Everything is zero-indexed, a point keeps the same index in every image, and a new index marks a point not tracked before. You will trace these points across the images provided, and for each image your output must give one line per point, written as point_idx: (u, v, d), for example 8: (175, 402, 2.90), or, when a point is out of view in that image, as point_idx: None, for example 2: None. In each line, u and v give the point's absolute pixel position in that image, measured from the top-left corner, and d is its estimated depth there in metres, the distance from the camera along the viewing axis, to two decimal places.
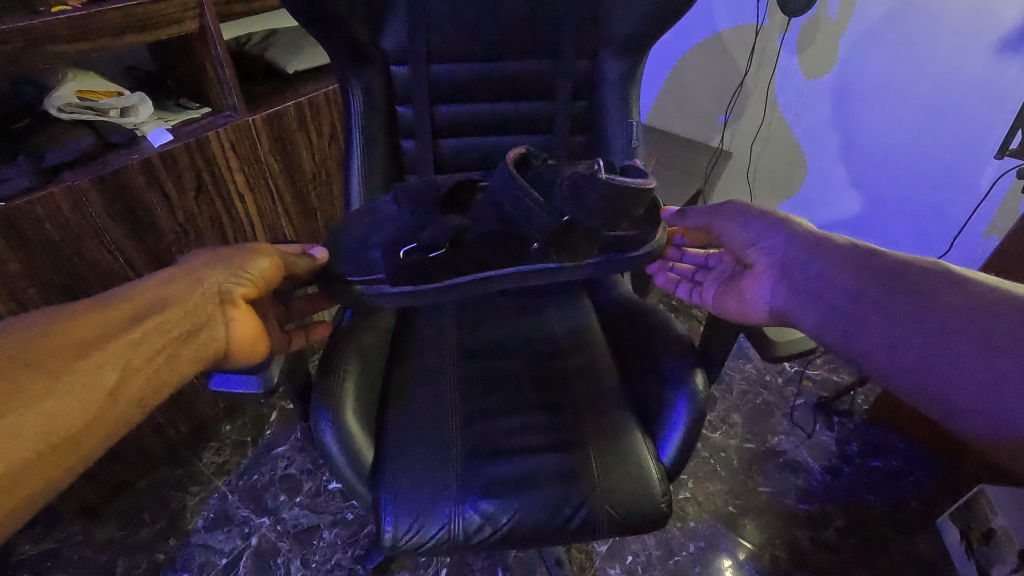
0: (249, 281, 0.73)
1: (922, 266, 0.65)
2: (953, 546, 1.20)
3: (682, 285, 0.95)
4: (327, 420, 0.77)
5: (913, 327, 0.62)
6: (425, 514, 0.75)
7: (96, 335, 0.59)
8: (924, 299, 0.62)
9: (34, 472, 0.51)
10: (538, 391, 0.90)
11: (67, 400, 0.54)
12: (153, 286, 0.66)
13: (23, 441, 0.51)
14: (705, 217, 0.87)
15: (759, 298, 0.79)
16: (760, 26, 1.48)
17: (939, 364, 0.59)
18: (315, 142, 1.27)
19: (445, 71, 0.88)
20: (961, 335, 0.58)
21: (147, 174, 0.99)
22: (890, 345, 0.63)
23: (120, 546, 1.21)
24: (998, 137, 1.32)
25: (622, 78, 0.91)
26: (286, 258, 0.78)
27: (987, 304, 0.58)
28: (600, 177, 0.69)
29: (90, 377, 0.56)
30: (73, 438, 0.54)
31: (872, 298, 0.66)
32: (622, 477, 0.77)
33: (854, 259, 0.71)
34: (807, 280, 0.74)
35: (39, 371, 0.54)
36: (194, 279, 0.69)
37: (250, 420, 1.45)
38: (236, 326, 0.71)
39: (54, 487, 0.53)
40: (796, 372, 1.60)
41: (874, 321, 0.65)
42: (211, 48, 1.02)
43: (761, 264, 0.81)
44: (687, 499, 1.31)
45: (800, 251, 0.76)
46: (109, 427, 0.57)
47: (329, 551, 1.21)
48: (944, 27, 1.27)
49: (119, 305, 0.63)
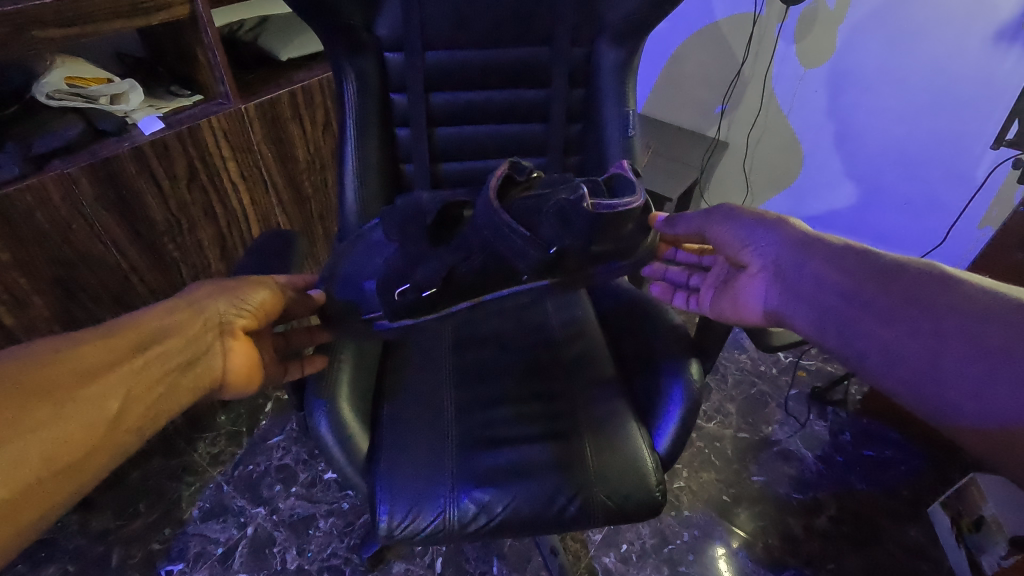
0: (250, 312, 0.72)
1: (917, 267, 0.62)
2: (944, 534, 1.22)
3: (678, 293, 0.94)
4: (322, 411, 0.76)
5: (909, 332, 0.58)
6: (420, 503, 0.75)
7: (98, 363, 0.56)
8: (921, 302, 0.59)
9: (34, 500, 0.49)
10: (533, 382, 0.90)
11: (69, 427, 0.52)
12: (156, 316, 0.64)
13: (25, 467, 0.48)
14: (697, 223, 0.84)
15: (755, 300, 0.77)
16: (757, 15, 1.47)
17: (936, 369, 0.56)
18: (309, 130, 1.26)
19: (440, 59, 0.87)
20: (959, 340, 0.55)
21: (138, 163, 0.98)
22: (885, 349, 0.60)
23: (115, 536, 1.20)
24: (994, 128, 1.32)
25: (619, 66, 0.90)
26: (283, 291, 0.76)
27: (985, 307, 0.55)
28: (585, 205, 0.69)
29: (93, 404, 0.54)
30: (74, 465, 0.52)
31: (866, 301, 0.63)
32: (616, 466, 0.77)
33: (849, 260, 0.67)
34: (800, 283, 0.70)
35: (43, 399, 0.52)
36: (195, 308, 0.68)
37: (245, 410, 1.45)
38: (234, 358, 0.70)
39: (52, 514, 0.50)
40: (791, 362, 1.61)
41: (868, 324, 0.62)
42: (202, 34, 1.00)
43: (753, 265, 0.77)
44: (681, 488, 1.32)
45: (792, 252, 0.73)
46: (110, 452, 0.55)
47: (325, 541, 1.21)
48: (942, 17, 1.26)
49: (124, 333, 0.60)
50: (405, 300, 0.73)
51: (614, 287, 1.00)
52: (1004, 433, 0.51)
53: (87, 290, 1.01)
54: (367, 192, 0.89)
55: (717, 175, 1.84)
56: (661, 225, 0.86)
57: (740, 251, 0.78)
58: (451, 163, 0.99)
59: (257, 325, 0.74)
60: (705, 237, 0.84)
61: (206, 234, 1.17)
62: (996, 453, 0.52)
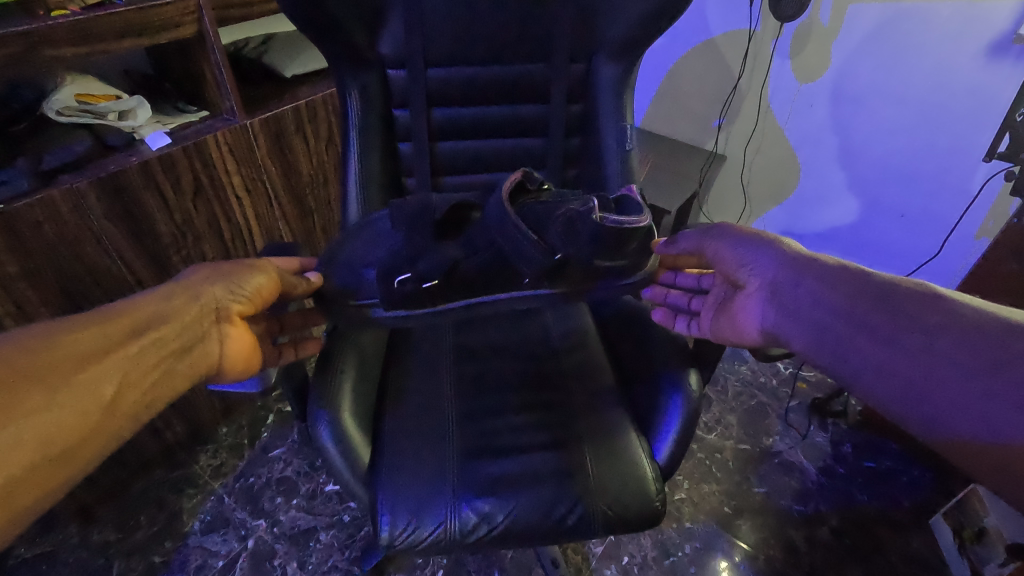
0: (246, 298, 0.73)
1: (910, 287, 0.62)
2: (947, 545, 1.21)
3: (679, 318, 0.93)
4: (324, 420, 0.77)
5: (901, 348, 0.59)
6: (421, 513, 0.75)
7: (95, 348, 0.58)
8: (913, 320, 0.59)
9: (32, 483, 0.50)
10: (533, 392, 0.91)
11: (64, 413, 0.53)
12: (153, 301, 0.65)
13: (22, 453, 0.49)
14: (697, 241, 0.86)
15: (751, 318, 0.77)
16: (753, 31, 1.50)
17: (928, 385, 0.56)
18: (313, 145, 1.28)
19: (442, 76, 0.89)
20: (949, 357, 0.55)
21: (146, 177, 1.00)
22: (878, 366, 0.60)
23: (116, 549, 1.21)
24: (988, 139, 1.34)
25: (617, 82, 0.92)
26: (283, 275, 0.77)
27: (974, 324, 0.55)
28: (594, 217, 0.71)
29: (88, 391, 0.55)
30: (69, 452, 0.53)
31: (861, 319, 0.63)
32: (617, 475, 0.78)
33: (843, 279, 0.68)
34: (796, 302, 0.71)
35: (38, 385, 0.52)
36: (192, 294, 0.69)
37: (247, 422, 1.45)
38: (230, 343, 0.72)
39: (49, 498, 0.51)
40: (791, 373, 1.61)
41: (862, 343, 0.62)
42: (210, 52, 1.03)
43: (750, 283, 0.78)
44: (683, 499, 1.32)
45: (788, 271, 0.74)
46: (106, 438, 0.56)
47: (326, 553, 1.21)
48: (935, 32, 1.29)
49: (119, 318, 0.61)
50: (404, 289, 0.74)
51: None
52: (1002, 443, 0.50)
53: (93, 302, 1.02)
54: (370, 205, 0.91)
55: (716, 187, 1.86)
56: (662, 247, 0.89)
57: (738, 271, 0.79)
58: (452, 176, 1.01)
59: (254, 310, 0.76)
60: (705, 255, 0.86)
61: (210, 247, 1.18)
62: (989, 468, 0.51)
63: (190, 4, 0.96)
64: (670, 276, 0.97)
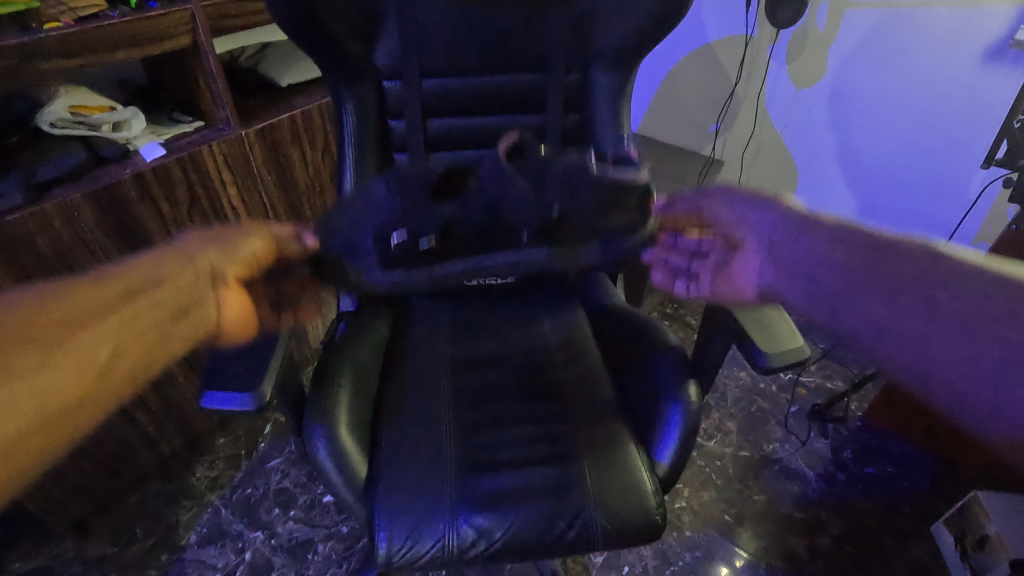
0: (242, 260, 0.67)
1: (915, 244, 0.54)
2: (948, 552, 1.20)
3: (679, 280, 0.81)
4: (321, 435, 0.77)
5: (902, 303, 0.49)
6: (418, 529, 0.75)
7: (89, 308, 0.51)
8: (918, 274, 0.51)
9: (16, 453, 0.42)
10: (531, 403, 0.91)
11: (59, 373, 0.45)
12: (145, 265, 0.59)
13: (11, 415, 0.42)
14: (697, 200, 0.78)
15: (749, 278, 0.71)
16: (749, 36, 1.50)
17: (930, 343, 0.47)
18: (309, 154, 1.27)
19: (437, 86, 0.89)
20: (951, 315, 0.48)
21: (140, 189, 1.00)
22: (876, 323, 0.50)
23: (111, 563, 1.19)
24: (985, 144, 1.34)
25: (613, 92, 0.92)
26: (278, 240, 0.74)
27: (976, 282, 0.49)
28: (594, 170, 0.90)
29: (84, 351, 0.47)
30: (61, 416, 0.45)
31: (859, 272, 0.53)
32: (616, 488, 0.77)
33: (844, 232, 0.58)
34: (793, 256, 0.61)
35: (27, 345, 0.45)
36: (185, 258, 0.63)
37: (243, 433, 1.44)
38: (225, 308, 0.65)
39: (34, 475, 0.43)
40: (791, 379, 1.61)
41: (863, 297, 0.51)
42: (204, 62, 1.02)
43: (746, 242, 0.69)
44: (683, 508, 1.31)
45: (789, 227, 0.63)
46: (105, 403, 0.48)
47: (324, 565, 1.20)
48: (931, 37, 1.29)
49: (112, 281, 0.55)
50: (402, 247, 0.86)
51: (614, 307, 1.02)
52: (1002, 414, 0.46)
53: None
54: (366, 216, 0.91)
55: None
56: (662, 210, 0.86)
57: (734, 228, 0.70)
58: None
59: (250, 277, 0.69)
60: (702, 215, 0.77)
61: None
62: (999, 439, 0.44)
63: (184, 15, 0.95)
64: (669, 239, 0.84)
